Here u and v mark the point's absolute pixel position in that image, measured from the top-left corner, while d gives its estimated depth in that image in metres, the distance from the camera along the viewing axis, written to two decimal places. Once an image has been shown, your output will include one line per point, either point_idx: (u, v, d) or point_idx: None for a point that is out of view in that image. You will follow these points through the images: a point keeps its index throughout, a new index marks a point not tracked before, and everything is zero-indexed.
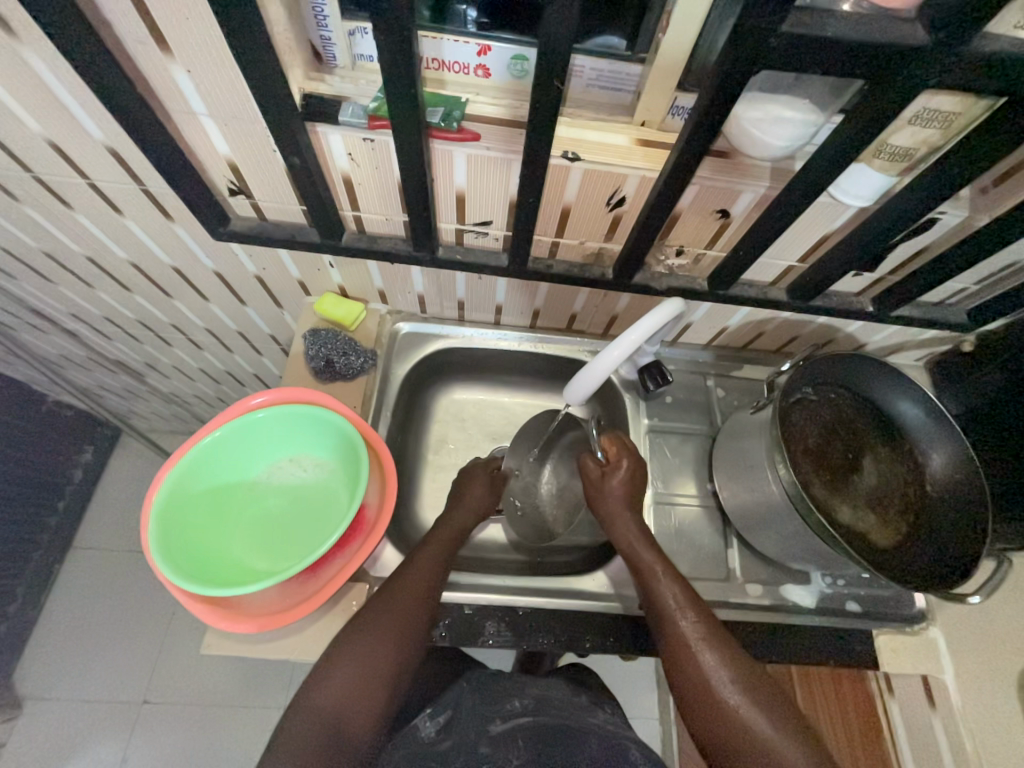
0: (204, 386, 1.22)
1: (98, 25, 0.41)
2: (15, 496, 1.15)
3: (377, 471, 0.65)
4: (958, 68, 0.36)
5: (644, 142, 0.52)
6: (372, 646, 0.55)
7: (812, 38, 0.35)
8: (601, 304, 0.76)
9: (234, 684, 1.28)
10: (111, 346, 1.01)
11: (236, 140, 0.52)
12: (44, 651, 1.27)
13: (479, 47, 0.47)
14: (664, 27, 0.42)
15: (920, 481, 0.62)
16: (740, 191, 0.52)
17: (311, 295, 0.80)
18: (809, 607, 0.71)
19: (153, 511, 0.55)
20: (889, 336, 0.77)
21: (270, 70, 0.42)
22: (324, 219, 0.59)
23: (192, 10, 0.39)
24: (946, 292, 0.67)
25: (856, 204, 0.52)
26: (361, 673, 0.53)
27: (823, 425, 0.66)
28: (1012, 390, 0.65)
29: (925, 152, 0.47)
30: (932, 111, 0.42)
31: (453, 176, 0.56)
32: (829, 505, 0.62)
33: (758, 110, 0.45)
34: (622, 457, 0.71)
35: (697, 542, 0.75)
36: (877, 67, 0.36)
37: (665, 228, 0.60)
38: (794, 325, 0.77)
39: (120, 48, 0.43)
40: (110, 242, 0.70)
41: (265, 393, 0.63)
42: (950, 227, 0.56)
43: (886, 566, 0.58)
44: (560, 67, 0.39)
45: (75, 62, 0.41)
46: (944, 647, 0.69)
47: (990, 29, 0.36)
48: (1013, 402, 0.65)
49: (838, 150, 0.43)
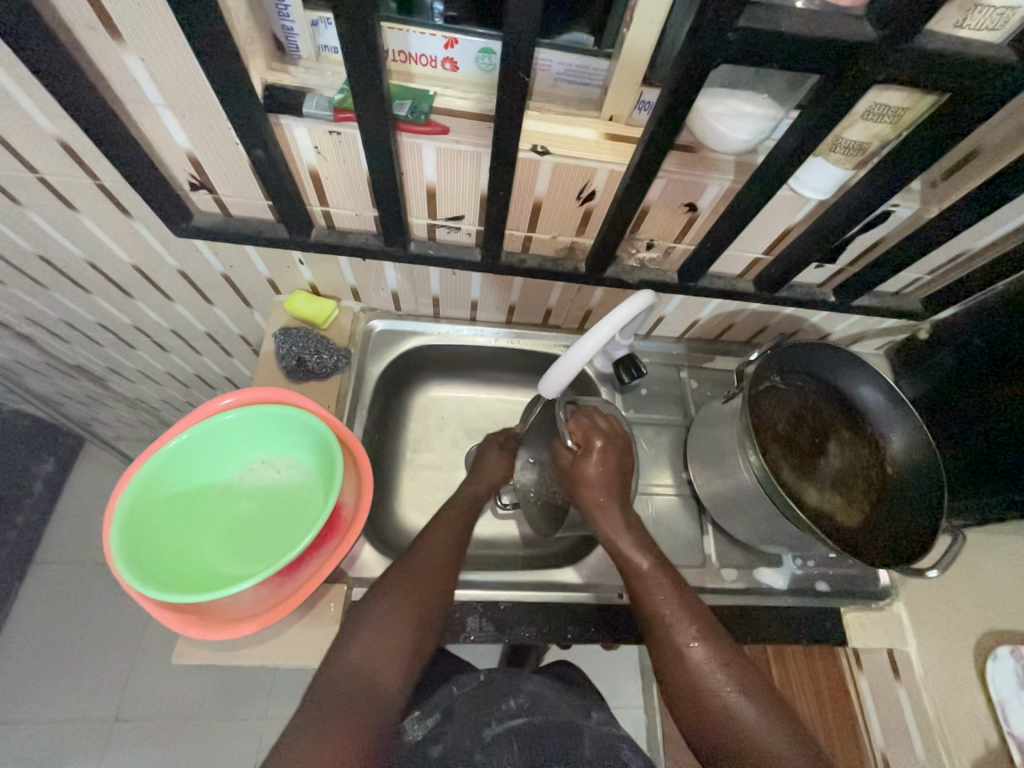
0: (172, 390, 1.18)
1: (42, 9, 0.39)
2: None
3: (353, 469, 0.64)
4: (904, 64, 0.37)
5: (612, 137, 0.52)
6: (397, 615, 0.55)
7: (768, 32, 0.36)
8: (576, 298, 0.77)
9: (211, 696, 1.24)
10: (70, 351, 0.97)
11: (196, 133, 0.50)
12: (5, 673, 1.21)
13: (446, 39, 0.47)
14: (628, 22, 0.43)
15: (881, 462, 0.65)
16: (706, 185, 0.54)
17: (281, 294, 0.78)
18: (781, 588, 0.73)
19: (116, 517, 0.53)
20: (851, 325, 0.80)
21: (228, 60, 0.41)
22: (291, 213, 0.58)
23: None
24: (902, 282, 0.70)
25: (816, 197, 0.53)
26: (389, 640, 0.53)
27: (791, 411, 0.68)
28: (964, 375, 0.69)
29: (877, 147, 0.49)
30: (882, 106, 0.44)
31: (423, 170, 0.55)
32: (797, 488, 0.64)
33: (720, 105, 0.46)
34: (593, 443, 0.69)
35: (674, 530, 0.76)
36: (829, 62, 0.38)
37: (635, 222, 0.61)
38: (762, 316, 0.79)
39: (66, 34, 0.41)
40: (64, 240, 0.67)
41: (234, 394, 0.61)
42: (904, 219, 0.58)
43: (852, 544, 0.61)
44: (526, 59, 0.39)
45: (17, 49, 0.39)
46: (908, 621, 0.72)
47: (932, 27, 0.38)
48: (965, 385, 0.69)
49: (796, 144, 0.44)
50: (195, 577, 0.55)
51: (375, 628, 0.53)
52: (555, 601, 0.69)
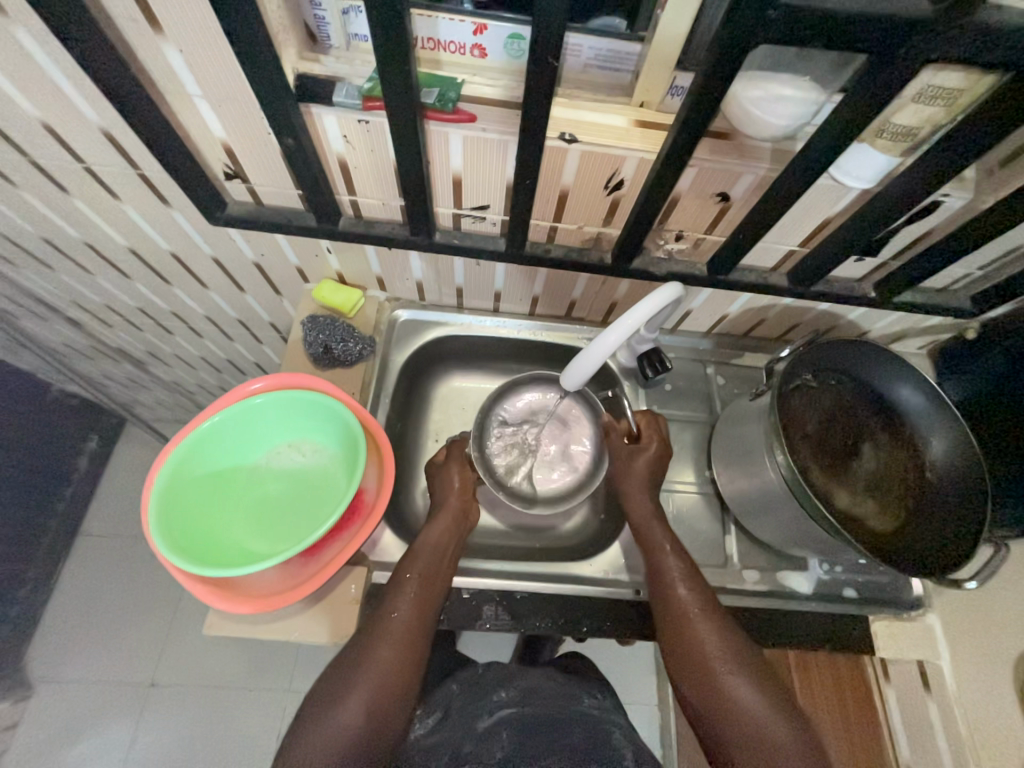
0: (206, 374, 1.22)
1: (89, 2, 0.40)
2: (22, 483, 1.16)
3: (376, 455, 0.66)
4: (962, 41, 0.35)
5: (642, 123, 0.51)
6: (373, 675, 0.55)
7: (812, 10, 0.34)
8: (600, 290, 0.76)
9: (239, 668, 1.30)
10: (113, 335, 1.02)
11: (231, 123, 0.52)
12: (54, 635, 1.30)
13: (475, 26, 0.46)
14: (662, 4, 0.42)
15: (920, 466, 0.62)
16: (740, 173, 0.52)
17: (310, 282, 0.80)
18: (806, 593, 0.71)
19: (154, 493, 0.55)
20: (892, 323, 0.76)
21: (262, 50, 0.41)
22: (320, 203, 0.59)
23: None
24: (949, 278, 0.66)
25: (858, 186, 0.51)
26: (370, 703, 0.54)
27: (822, 411, 0.66)
28: (1014, 377, 0.65)
29: (928, 132, 0.46)
30: (936, 88, 0.41)
31: (449, 159, 0.55)
32: (828, 490, 0.62)
33: (758, 89, 0.44)
34: (652, 435, 0.72)
35: (695, 528, 0.75)
36: (878, 41, 0.36)
37: (664, 213, 0.59)
38: (795, 312, 0.76)
39: (111, 28, 0.42)
40: (108, 228, 0.70)
41: (263, 379, 0.63)
42: (954, 211, 0.55)
43: (887, 553, 0.58)
44: (556, 44, 0.39)
45: (66, 42, 0.41)
46: (941, 634, 0.69)
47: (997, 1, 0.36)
48: (1014, 389, 0.65)
49: (839, 130, 0.42)
50: (226, 554, 0.58)
51: (354, 691, 0.54)
52: (571, 593, 0.69)
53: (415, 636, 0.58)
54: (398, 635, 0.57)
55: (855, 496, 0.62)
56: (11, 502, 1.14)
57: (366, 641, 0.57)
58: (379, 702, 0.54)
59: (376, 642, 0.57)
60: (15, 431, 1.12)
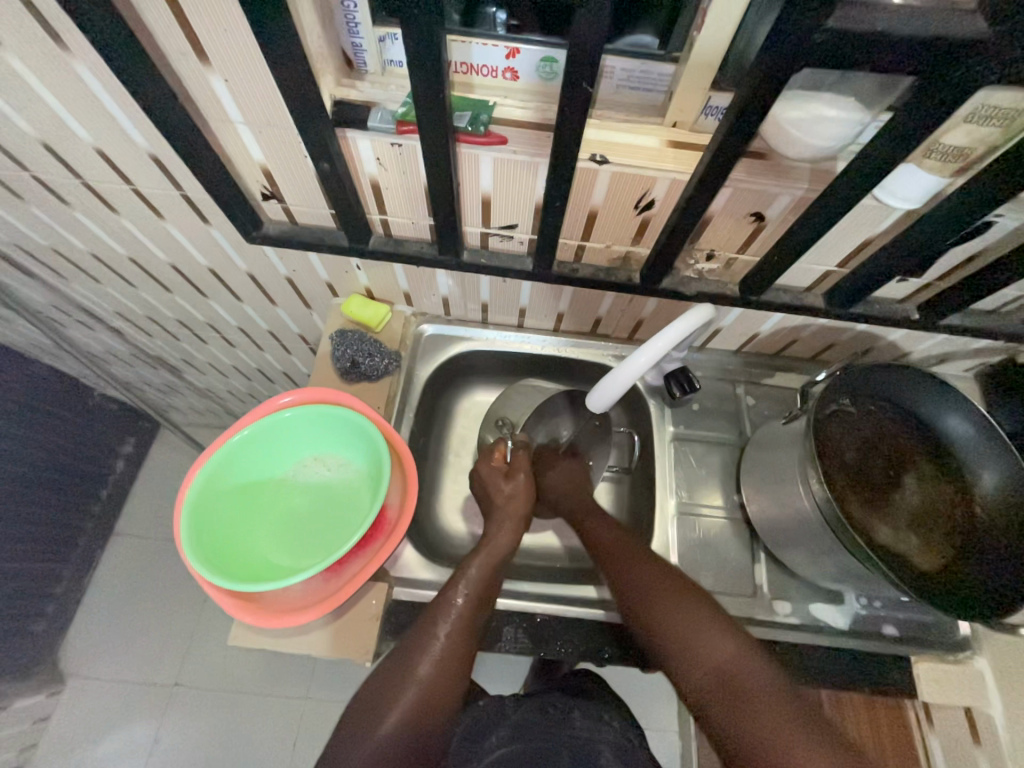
0: (237, 382, 1.26)
1: (143, 37, 0.42)
2: (63, 484, 1.22)
3: (399, 472, 0.66)
4: (1022, 62, 0.33)
5: (674, 144, 0.50)
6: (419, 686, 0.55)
7: (859, 32, 0.33)
8: (628, 308, 0.74)
9: (259, 673, 1.32)
10: (152, 344, 1.06)
11: (270, 147, 0.53)
12: (86, 632, 1.34)
13: (508, 50, 0.47)
14: (698, 26, 0.41)
15: (970, 502, 0.59)
16: (777, 194, 0.50)
17: (339, 297, 0.81)
18: (841, 629, 0.67)
19: (186, 505, 0.57)
20: (936, 345, 0.73)
21: (303, 79, 0.43)
22: (352, 223, 0.60)
23: (229, 22, 0.41)
24: (1001, 300, 0.63)
25: (904, 207, 0.49)
26: (411, 720, 0.53)
27: (860, 439, 0.63)
28: None
29: (982, 152, 0.44)
30: (991, 108, 0.39)
31: (479, 179, 0.56)
32: (866, 524, 0.59)
33: (798, 110, 0.43)
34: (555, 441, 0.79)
35: (723, 555, 0.72)
36: (930, 62, 0.34)
37: (695, 232, 0.58)
38: (831, 332, 0.73)
39: (162, 60, 0.44)
40: (152, 244, 0.73)
41: (292, 393, 0.65)
42: (1009, 232, 0.52)
43: (935, 593, 0.55)
44: (590, 70, 0.39)
45: (121, 74, 0.43)
46: (991, 680, 0.65)
47: None
48: None
49: (884, 151, 0.40)
50: (251, 566, 0.58)
51: (399, 705, 0.54)
52: (592, 618, 0.67)
53: (459, 657, 0.58)
54: (443, 654, 0.57)
55: (919, 531, 0.59)
56: (53, 501, 1.20)
57: (411, 657, 0.56)
58: (421, 718, 0.54)
59: (422, 658, 0.56)
60: (58, 433, 1.17)
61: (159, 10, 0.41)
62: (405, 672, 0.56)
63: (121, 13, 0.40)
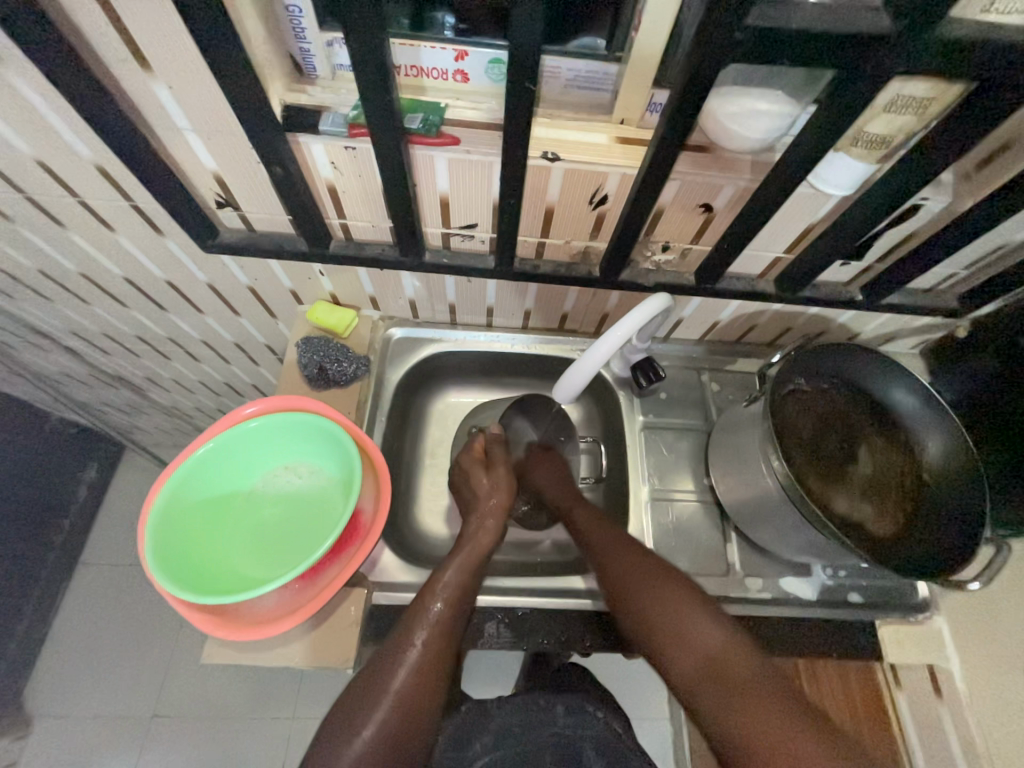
0: (205, 398, 1.23)
1: (81, 46, 0.42)
2: (20, 515, 1.16)
3: (372, 475, 0.65)
4: (928, 55, 0.36)
5: (623, 140, 0.52)
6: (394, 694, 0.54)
7: (776, 30, 0.35)
8: (592, 302, 0.76)
9: (241, 697, 1.28)
10: (111, 362, 1.02)
11: (222, 154, 0.53)
12: (54, 669, 1.28)
13: (456, 52, 0.47)
14: (636, 26, 0.43)
15: (917, 469, 0.62)
16: (721, 185, 0.53)
17: (304, 304, 0.81)
18: (810, 599, 0.70)
19: (150, 522, 0.55)
20: (882, 325, 0.77)
21: (250, 85, 0.43)
22: (311, 228, 0.60)
23: (169, 29, 0.40)
24: (935, 279, 0.67)
25: (837, 193, 0.52)
26: (388, 734, 0.52)
27: (816, 415, 0.66)
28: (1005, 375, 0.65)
29: (902, 138, 0.47)
30: (906, 98, 0.42)
31: (436, 180, 0.56)
32: (824, 495, 0.62)
33: (733, 104, 0.45)
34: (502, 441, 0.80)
35: (696, 538, 0.74)
36: (845, 56, 0.37)
37: (649, 225, 0.60)
38: (786, 317, 0.77)
39: (102, 68, 0.44)
40: (104, 258, 0.70)
41: (257, 403, 0.64)
42: (935, 213, 0.56)
43: (886, 557, 0.58)
44: (532, 70, 0.40)
45: (59, 85, 0.42)
46: (949, 637, 0.69)
47: (956, 14, 0.36)
48: (1001, 387, 0.66)
49: (813, 140, 0.43)
50: (221, 580, 0.57)
51: (372, 720, 0.52)
52: (572, 608, 0.68)
53: (440, 661, 0.57)
54: (420, 667, 0.55)
55: (875, 509, 0.61)
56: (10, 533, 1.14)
57: (387, 669, 0.55)
58: (393, 734, 0.52)
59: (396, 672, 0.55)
60: (13, 461, 1.11)
61: (96, 19, 0.40)
62: (378, 684, 0.54)
63: (56, 23, 0.39)
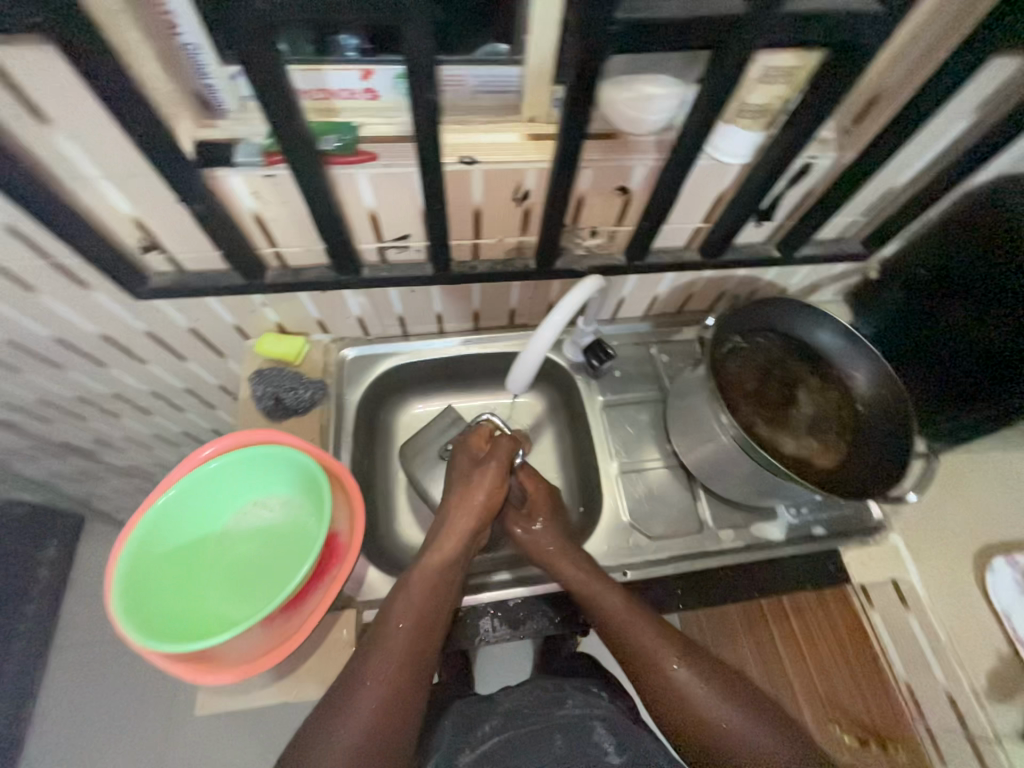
0: (163, 452, 1.18)
1: None
2: None
3: (344, 496, 0.64)
4: (783, 28, 0.40)
5: (534, 136, 0.55)
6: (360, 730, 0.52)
7: (646, 20, 0.38)
8: (536, 295, 0.79)
9: (249, 753, 1.23)
10: (53, 431, 0.97)
11: (138, 198, 0.52)
12: None
13: (361, 71, 0.49)
14: (528, 30, 0.46)
15: (851, 401, 0.68)
16: (631, 166, 0.56)
17: (251, 339, 0.80)
18: (779, 540, 0.75)
19: (115, 579, 0.54)
20: (805, 277, 0.83)
21: (156, 126, 0.43)
22: (244, 260, 0.60)
23: (62, 80, 0.40)
24: (840, 228, 0.73)
25: (736, 162, 0.56)
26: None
27: (757, 365, 0.70)
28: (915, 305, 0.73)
29: (782, 106, 0.52)
30: (775, 69, 0.47)
31: (362, 197, 0.57)
32: (774, 438, 0.65)
33: (628, 91, 0.48)
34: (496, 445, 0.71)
35: (668, 502, 0.78)
36: (712, 37, 0.40)
37: (574, 213, 0.63)
38: (717, 282, 0.82)
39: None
40: (27, 322, 0.68)
41: (215, 444, 0.62)
42: (825, 169, 0.61)
43: (835, 486, 0.62)
44: (432, 80, 0.42)
45: None
46: (906, 552, 0.75)
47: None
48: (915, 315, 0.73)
49: (701, 115, 0.47)
50: (197, 626, 0.57)
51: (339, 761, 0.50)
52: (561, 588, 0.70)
53: (404, 686, 0.55)
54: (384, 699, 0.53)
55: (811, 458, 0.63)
56: None
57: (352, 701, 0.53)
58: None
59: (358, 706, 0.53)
60: None
61: None
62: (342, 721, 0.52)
63: None
